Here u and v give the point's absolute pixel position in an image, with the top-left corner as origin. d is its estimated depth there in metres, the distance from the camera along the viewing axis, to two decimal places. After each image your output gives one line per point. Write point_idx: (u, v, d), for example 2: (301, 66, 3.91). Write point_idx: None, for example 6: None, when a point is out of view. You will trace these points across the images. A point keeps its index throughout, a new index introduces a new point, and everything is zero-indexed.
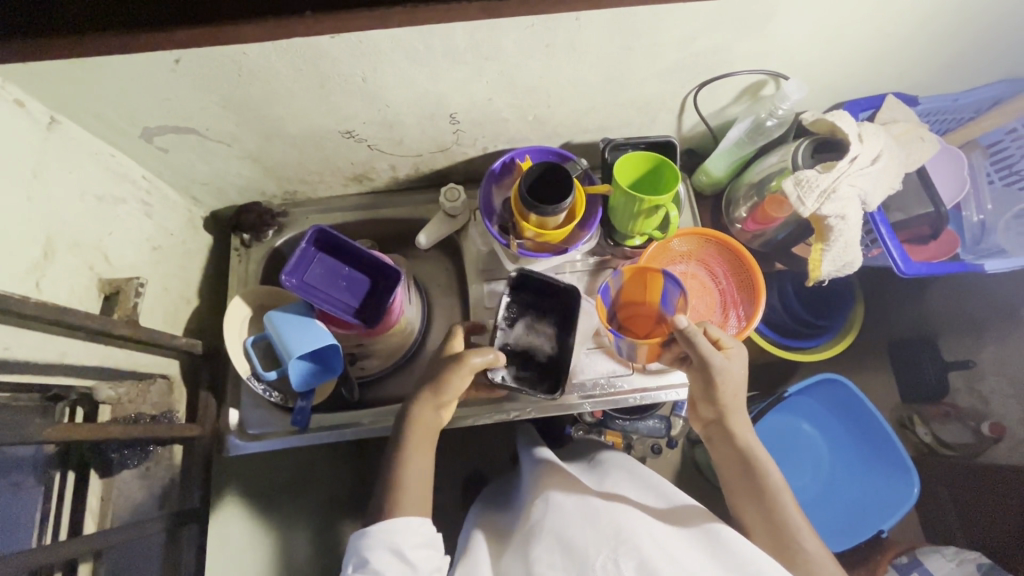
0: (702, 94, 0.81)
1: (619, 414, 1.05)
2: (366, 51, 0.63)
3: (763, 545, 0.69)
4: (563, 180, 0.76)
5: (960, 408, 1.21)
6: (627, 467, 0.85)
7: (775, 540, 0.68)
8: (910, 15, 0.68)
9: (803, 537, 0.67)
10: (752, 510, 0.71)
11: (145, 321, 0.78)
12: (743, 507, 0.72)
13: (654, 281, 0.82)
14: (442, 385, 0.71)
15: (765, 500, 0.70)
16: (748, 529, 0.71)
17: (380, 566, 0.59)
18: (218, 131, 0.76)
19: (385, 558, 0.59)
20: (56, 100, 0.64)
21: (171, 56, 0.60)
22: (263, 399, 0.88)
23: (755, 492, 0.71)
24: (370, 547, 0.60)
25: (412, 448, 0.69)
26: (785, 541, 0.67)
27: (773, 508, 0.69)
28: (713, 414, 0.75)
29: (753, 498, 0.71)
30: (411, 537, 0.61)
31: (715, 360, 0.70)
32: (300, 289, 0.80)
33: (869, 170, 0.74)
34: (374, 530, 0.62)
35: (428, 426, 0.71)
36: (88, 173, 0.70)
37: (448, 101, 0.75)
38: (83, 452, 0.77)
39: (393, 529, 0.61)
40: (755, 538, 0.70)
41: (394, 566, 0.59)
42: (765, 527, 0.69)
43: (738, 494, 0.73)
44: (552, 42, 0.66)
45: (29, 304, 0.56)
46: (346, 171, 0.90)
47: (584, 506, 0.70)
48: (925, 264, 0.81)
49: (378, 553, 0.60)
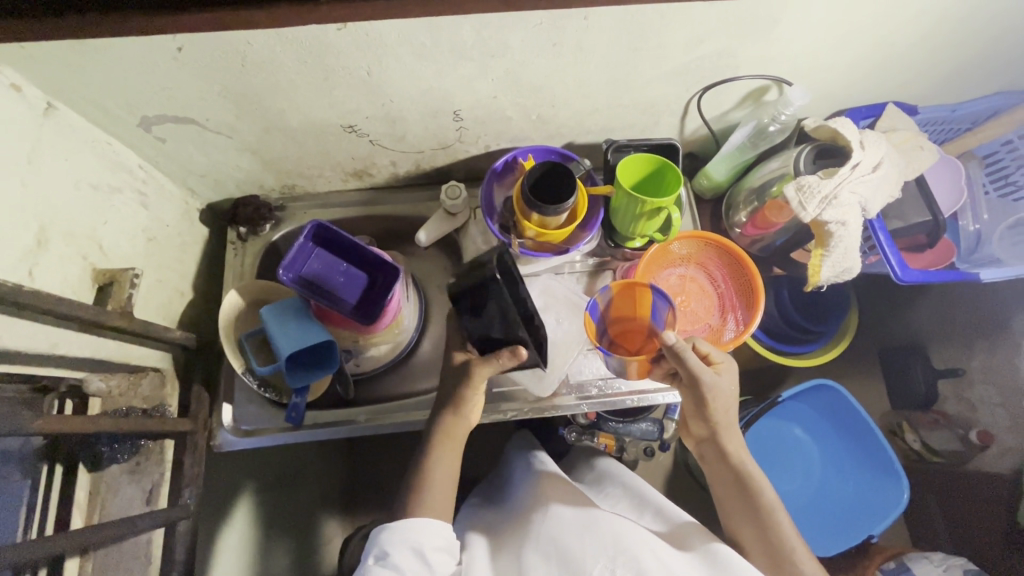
0: (705, 99, 0.82)
1: (611, 417, 1.08)
2: (372, 45, 0.63)
3: (759, 564, 0.69)
4: (565, 180, 0.76)
5: (949, 416, 1.23)
6: (625, 483, 0.86)
7: (772, 562, 0.67)
8: (915, 23, 0.69)
9: (800, 558, 0.67)
10: (747, 528, 0.71)
11: (139, 312, 0.77)
12: (738, 525, 0.72)
13: (645, 297, 0.79)
14: (463, 400, 0.71)
15: (761, 518, 0.70)
16: (744, 546, 0.71)
17: (402, 560, 0.60)
18: (218, 122, 0.74)
19: (407, 555, 0.61)
20: (50, 85, 0.63)
21: (173, 43, 0.59)
22: (257, 394, 0.87)
23: (750, 510, 0.71)
24: (394, 540, 0.62)
25: (439, 457, 0.70)
26: (783, 561, 0.67)
27: (770, 527, 0.69)
28: (705, 432, 0.75)
29: (750, 516, 0.71)
30: (434, 540, 0.63)
31: (706, 377, 0.69)
32: (298, 285, 0.80)
33: (870, 177, 0.74)
34: (399, 526, 0.63)
35: (460, 432, 0.72)
36: (84, 160, 0.69)
37: (452, 98, 0.75)
38: (70, 445, 0.75)
39: (415, 526, 0.63)
40: (751, 558, 0.70)
41: (415, 563, 0.60)
42: (762, 547, 0.69)
43: (734, 515, 0.72)
44: (559, 41, 0.66)
45: (21, 291, 0.54)
46: (346, 166, 0.89)
47: (584, 517, 0.70)
48: (922, 273, 0.81)
49: (400, 549, 0.61)
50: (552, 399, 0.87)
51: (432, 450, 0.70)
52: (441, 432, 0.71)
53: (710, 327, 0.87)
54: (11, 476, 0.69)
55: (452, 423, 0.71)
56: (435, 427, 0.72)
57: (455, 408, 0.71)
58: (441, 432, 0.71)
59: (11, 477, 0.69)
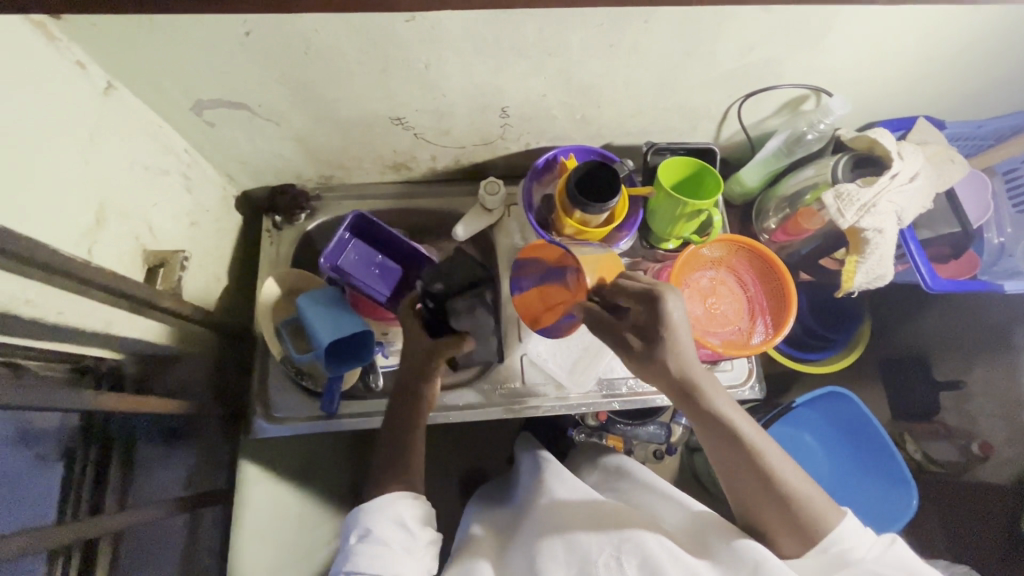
0: (744, 106, 0.84)
1: (621, 419, 1.08)
2: (435, 38, 0.64)
3: (777, 526, 0.63)
4: (608, 179, 0.77)
5: (950, 427, 1.26)
6: (637, 483, 0.86)
7: (781, 512, 0.62)
8: (955, 41, 0.71)
9: (805, 497, 0.62)
10: (759, 497, 0.63)
11: (187, 293, 0.77)
12: (742, 487, 0.64)
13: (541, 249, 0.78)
14: (428, 376, 0.72)
15: (767, 478, 0.62)
16: (751, 504, 0.64)
17: (386, 533, 0.63)
18: (269, 109, 0.75)
19: (391, 528, 0.64)
20: (114, 66, 0.63)
21: (242, 27, 0.59)
22: (290, 383, 0.86)
23: (748, 468, 0.62)
24: (375, 518, 0.64)
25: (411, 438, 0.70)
26: (793, 513, 0.61)
27: (771, 478, 0.62)
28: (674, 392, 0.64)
29: (751, 473, 0.62)
30: (413, 509, 0.66)
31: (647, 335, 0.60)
32: (337, 274, 0.83)
33: (907, 187, 0.77)
34: (379, 503, 0.65)
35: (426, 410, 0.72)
36: (137, 141, 0.69)
37: (502, 95, 0.76)
38: (105, 428, 0.75)
39: (397, 502, 0.65)
40: (763, 517, 0.63)
41: (399, 534, 0.64)
42: (769, 501, 0.62)
43: (733, 474, 0.64)
44: (616, 43, 0.68)
45: (94, 271, 0.54)
46: (386, 159, 0.90)
47: (610, 535, 0.69)
48: (952, 282, 0.84)
49: (385, 525, 0.64)
50: (584, 397, 0.88)
51: (408, 431, 0.70)
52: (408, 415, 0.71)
53: (739, 330, 0.88)
54: (49, 458, 0.71)
55: (416, 403, 0.71)
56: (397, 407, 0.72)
57: (421, 388, 0.72)
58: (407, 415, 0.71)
59: (49, 459, 0.71)
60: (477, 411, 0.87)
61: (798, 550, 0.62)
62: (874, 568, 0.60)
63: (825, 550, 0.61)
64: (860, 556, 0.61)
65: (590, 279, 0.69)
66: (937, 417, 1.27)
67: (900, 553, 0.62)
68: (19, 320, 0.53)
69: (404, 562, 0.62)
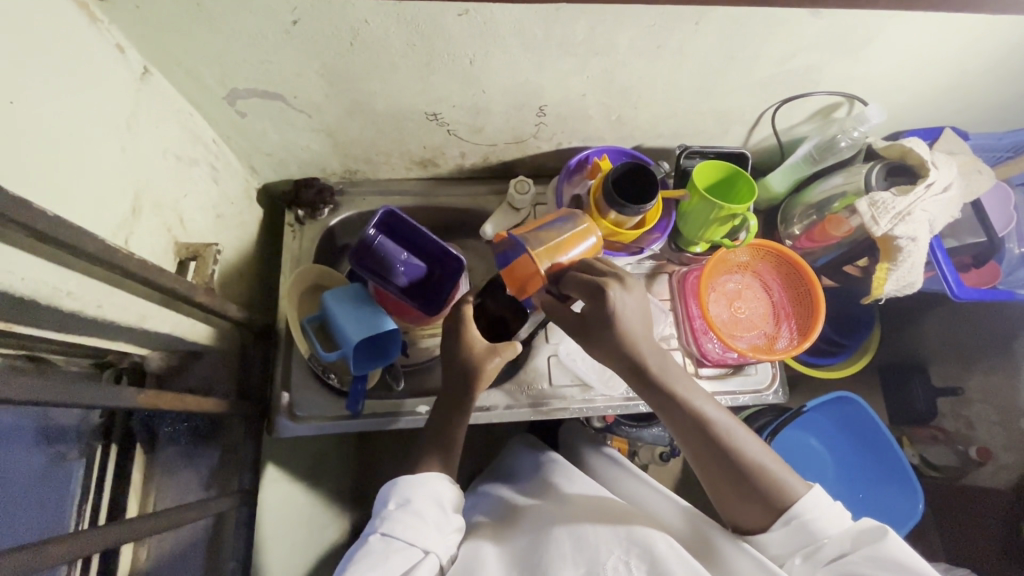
0: (778, 111, 0.84)
1: (625, 420, 1.08)
2: (484, 32, 0.63)
3: (738, 503, 0.63)
4: (646, 182, 0.77)
5: (947, 432, 1.26)
6: (639, 477, 0.85)
7: (743, 486, 0.62)
8: (991, 53, 0.73)
9: (766, 468, 0.63)
10: (720, 473, 0.63)
11: (223, 291, 0.79)
12: (704, 465, 0.64)
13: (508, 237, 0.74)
14: (477, 381, 0.70)
15: (728, 452, 0.63)
16: (714, 484, 0.65)
17: (424, 507, 0.64)
18: (304, 100, 0.73)
19: (429, 504, 0.65)
20: (153, 51, 0.61)
21: (289, 16, 0.58)
22: (314, 381, 0.83)
23: (708, 444, 0.63)
24: (418, 491, 0.65)
25: (447, 449, 0.70)
26: (756, 486, 0.62)
27: (731, 451, 0.63)
28: (628, 371, 0.65)
29: (710, 449, 0.63)
30: (449, 493, 0.67)
31: (600, 309, 0.62)
32: (363, 270, 0.79)
33: (941, 197, 0.78)
34: (418, 477, 0.66)
35: (467, 417, 0.71)
36: (170, 131, 0.67)
37: (542, 94, 0.75)
38: (127, 424, 0.75)
39: (434, 481, 0.66)
40: (726, 494, 0.64)
41: (434, 510, 0.65)
42: (731, 476, 0.63)
43: (694, 453, 0.65)
44: (664, 45, 0.67)
45: (137, 263, 0.52)
46: (414, 155, 0.89)
47: (618, 533, 0.67)
48: (977, 291, 0.85)
49: (423, 498, 0.65)
50: (610, 399, 0.88)
51: (449, 439, 0.70)
52: (449, 429, 0.70)
53: (765, 334, 0.88)
54: (68, 455, 0.71)
55: (447, 410, 0.71)
56: (437, 414, 0.72)
57: (458, 396, 0.70)
58: (449, 429, 0.70)
59: (68, 456, 0.71)
60: (503, 412, 0.86)
61: (761, 523, 0.63)
62: (853, 560, 0.58)
63: (785, 524, 0.61)
64: (837, 549, 0.60)
65: (546, 266, 0.69)
66: (935, 423, 1.29)
67: (894, 545, 0.57)
68: (59, 312, 0.51)
69: (436, 539, 0.63)
